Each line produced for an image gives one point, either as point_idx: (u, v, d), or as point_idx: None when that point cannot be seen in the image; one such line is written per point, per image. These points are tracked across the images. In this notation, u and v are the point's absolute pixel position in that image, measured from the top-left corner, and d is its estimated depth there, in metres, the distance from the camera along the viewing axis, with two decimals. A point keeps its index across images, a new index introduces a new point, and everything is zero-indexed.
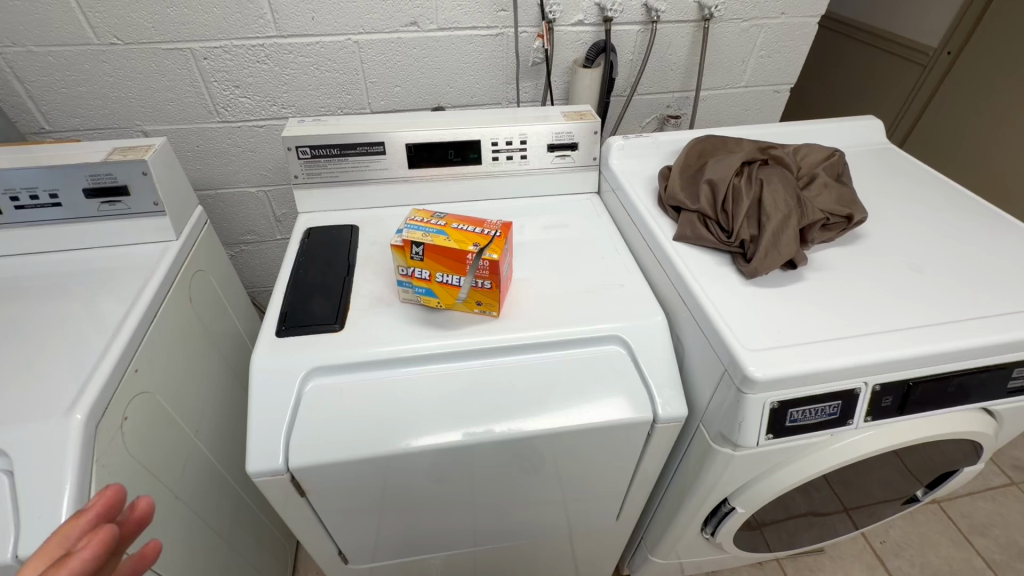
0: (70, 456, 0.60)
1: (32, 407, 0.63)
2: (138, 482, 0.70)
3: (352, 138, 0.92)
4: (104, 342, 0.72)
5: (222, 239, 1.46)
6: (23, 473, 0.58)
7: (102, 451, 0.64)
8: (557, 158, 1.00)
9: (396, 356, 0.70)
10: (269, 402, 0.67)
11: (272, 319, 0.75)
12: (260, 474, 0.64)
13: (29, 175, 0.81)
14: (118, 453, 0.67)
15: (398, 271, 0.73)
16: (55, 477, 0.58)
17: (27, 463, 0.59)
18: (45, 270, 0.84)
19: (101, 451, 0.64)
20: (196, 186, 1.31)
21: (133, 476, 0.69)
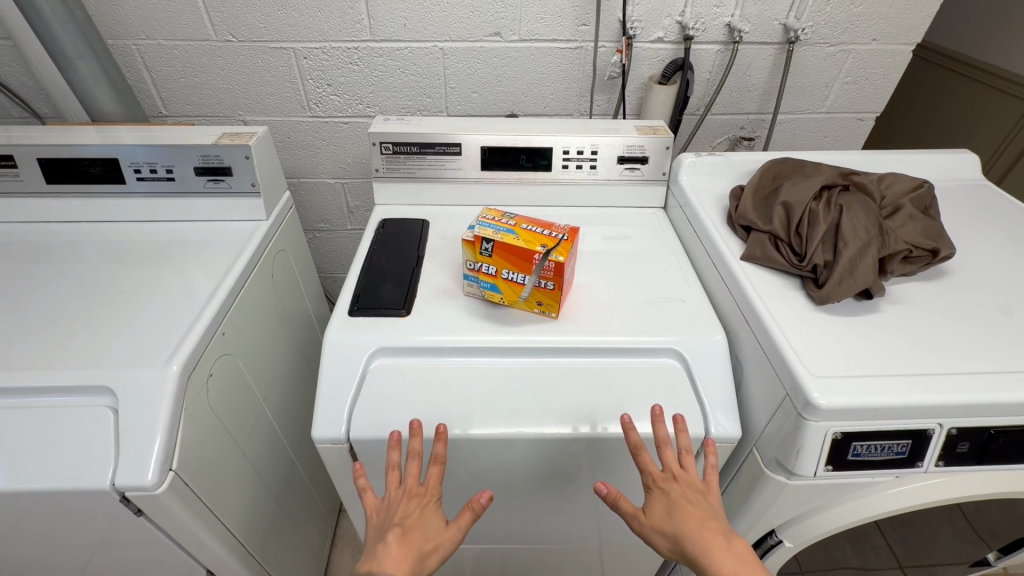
0: (165, 401, 0.67)
1: (138, 354, 0.71)
2: (216, 436, 0.76)
3: (432, 138, 0.98)
4: (200, 305, 0.80)
5: None
6: (127, 411, 0.66)
7: (191, 401, 0.71)
8: (626, 171, 1.01)
9: (456, 345, 0.74)
10: (337, 375, 0.72)
11: (345, 299, 0.80)
12: (323, 440, 0.68)
13: (152, 151, 0.91)
14: (203, 406, 0.74)
15: (466, 265, 0.77)
16: (151, 418, 0.65)
17: (132, 402, 0.66)
18: (154, 237, 0.94)
19: (190, 401, 0.71)
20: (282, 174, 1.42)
21: (212, 429, 0.76)
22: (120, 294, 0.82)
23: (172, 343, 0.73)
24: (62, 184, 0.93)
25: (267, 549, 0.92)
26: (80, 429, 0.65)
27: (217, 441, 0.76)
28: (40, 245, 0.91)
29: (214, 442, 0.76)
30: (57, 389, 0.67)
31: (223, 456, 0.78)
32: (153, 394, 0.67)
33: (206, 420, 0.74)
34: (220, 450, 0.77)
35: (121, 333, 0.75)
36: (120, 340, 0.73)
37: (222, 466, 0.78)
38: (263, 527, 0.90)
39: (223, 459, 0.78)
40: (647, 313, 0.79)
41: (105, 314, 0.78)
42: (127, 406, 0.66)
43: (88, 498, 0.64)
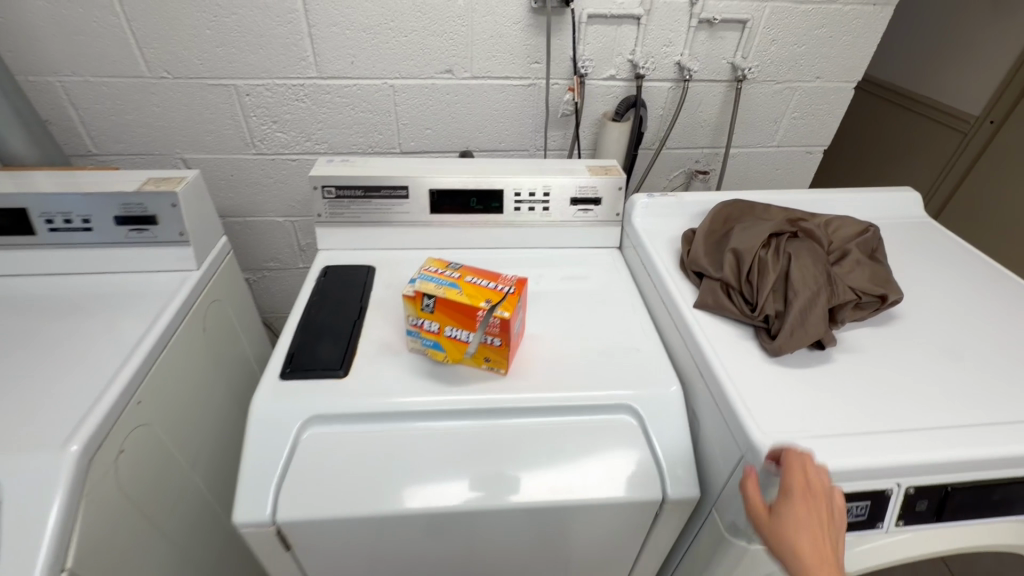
0: (58, 491, 0.59)
1: (32, 434, 0.63)
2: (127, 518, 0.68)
3: (377, 181, 0.93)
4: (112, 371, 0.72)
5: (245, 265, 1.49)
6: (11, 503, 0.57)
7: (94, 484, 0.63)
8: (579, 212, 0.99)
9: (397, 410, 0.68)
10: (264, 448, 0.65)
11: (277, 360, 0.74)
12: (246, 525, 0.61)
13: (65, 200, 0.84)
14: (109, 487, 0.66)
15: (408, 320, 0.72)
16: (40, 513, 0.57)
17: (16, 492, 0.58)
18: (68, 292, 0.85)
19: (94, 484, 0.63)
20: (226, 213, 1.35)
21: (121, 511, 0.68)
22: (18, 358, 0.73)
23: (73, 417, 0.65)
24: None
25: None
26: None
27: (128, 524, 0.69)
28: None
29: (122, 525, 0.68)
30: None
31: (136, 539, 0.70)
32: (45, 481, 0.59)
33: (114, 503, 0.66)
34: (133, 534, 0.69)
35: (13, 405, 0.66)
36: (11, 415, 0.65)
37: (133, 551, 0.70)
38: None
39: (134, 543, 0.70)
40: (602, 364, 0.76)
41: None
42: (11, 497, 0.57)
43: None
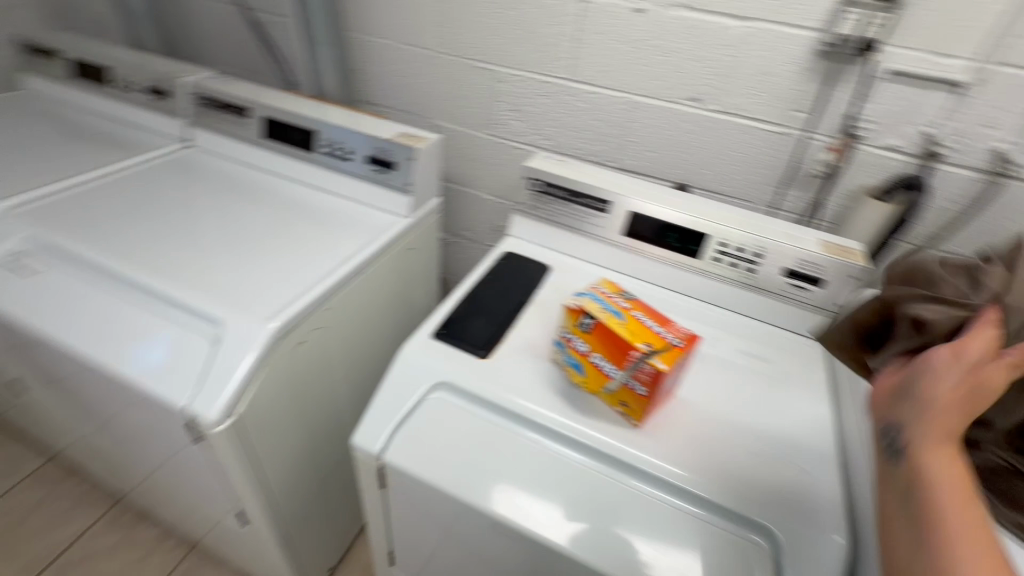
0: (251, 354, 0.72)
1: (254, 302, 0.78)
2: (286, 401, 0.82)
3: (582, 189, 0.94)
4: (320, 277, 0.86)
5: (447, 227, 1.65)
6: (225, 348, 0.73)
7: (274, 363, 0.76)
8: (790, 287, 0.85)
9: (517, 411, 0.67)
10: (397, 390, 0.71)
11: (436, 320, 0.79)
12: (360, 447, 0.68)
13: (342, 133, 1.02)
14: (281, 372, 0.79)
15: (561, 331, 0.71)
16: (236, 364, 0.71)
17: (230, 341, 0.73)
18: (318, 204, 1.04)
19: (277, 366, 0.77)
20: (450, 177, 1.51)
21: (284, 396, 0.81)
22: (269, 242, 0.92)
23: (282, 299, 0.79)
24: (273, 141, 1.10)
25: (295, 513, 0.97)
26: (187, 346, 0.73)
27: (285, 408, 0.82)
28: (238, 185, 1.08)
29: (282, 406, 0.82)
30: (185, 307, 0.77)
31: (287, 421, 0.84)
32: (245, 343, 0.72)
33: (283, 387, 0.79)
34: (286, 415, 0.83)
35: (253, 276, 0.83)
36: (247, 282, 0.82)
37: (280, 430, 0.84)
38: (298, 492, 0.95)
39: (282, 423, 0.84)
40: (752, 465, 0.63)
41: (250, 255, 0.88)
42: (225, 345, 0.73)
43: (170, 410, 0.72)
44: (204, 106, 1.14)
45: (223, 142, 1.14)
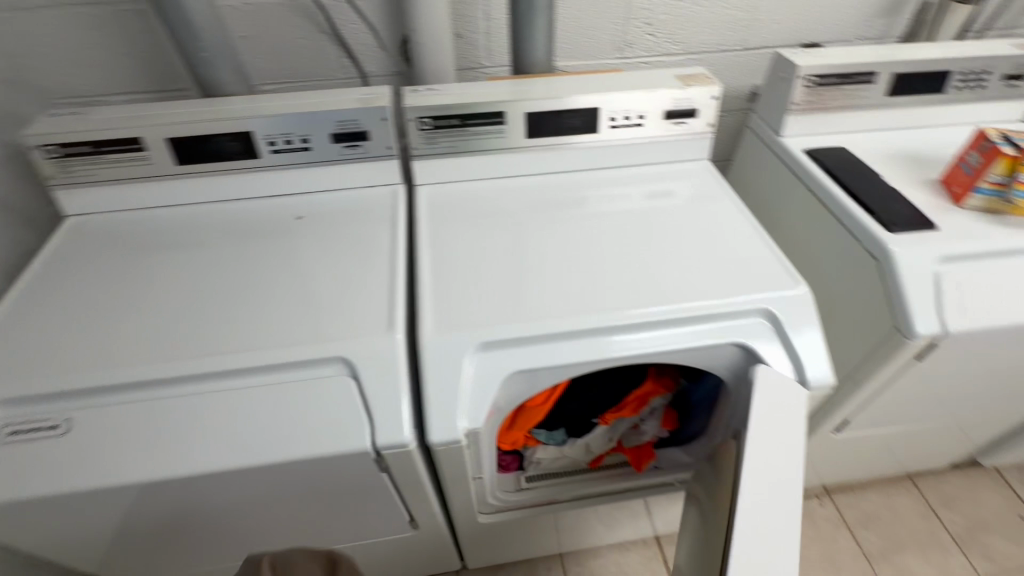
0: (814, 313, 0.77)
1: (758, 278, 0.80)
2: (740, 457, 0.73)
3: (854, 69, 1.03)
4: (751, 237, 0.88)
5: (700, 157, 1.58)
6: (780, 408, 0.67)
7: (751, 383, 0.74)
8: (1007, 87, 1.09)
9: (997, 250, 0.85)
10: (917, 279, 0.82)
11: (868, 220, 0.89)
12: (919, 333, 0.80)
13: (634, 98, 0.94)
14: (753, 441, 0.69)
15: (989, 180, 0.87)
16: (811, 327, 0.76)
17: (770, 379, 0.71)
18: (625, 183, 1.00)
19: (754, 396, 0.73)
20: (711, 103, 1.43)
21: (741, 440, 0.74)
22: (660, 233, 0.89)
23: (771, 265, 0.83)
24: (539, 138, 0.95)
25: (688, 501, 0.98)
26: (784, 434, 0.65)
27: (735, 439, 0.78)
28: (535, 200, 0.96)
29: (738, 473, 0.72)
30: (721, 311, 0.76)
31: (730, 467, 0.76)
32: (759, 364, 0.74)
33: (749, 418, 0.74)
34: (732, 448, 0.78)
35: (714, 261, 0.83)
36: (723, 270, 0.82)
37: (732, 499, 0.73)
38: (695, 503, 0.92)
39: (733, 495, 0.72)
40: None
41: (670, 250, 0.86)
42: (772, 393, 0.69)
43: None
44: (428, 130, 0.91)
45: (472, 162, 0.96)
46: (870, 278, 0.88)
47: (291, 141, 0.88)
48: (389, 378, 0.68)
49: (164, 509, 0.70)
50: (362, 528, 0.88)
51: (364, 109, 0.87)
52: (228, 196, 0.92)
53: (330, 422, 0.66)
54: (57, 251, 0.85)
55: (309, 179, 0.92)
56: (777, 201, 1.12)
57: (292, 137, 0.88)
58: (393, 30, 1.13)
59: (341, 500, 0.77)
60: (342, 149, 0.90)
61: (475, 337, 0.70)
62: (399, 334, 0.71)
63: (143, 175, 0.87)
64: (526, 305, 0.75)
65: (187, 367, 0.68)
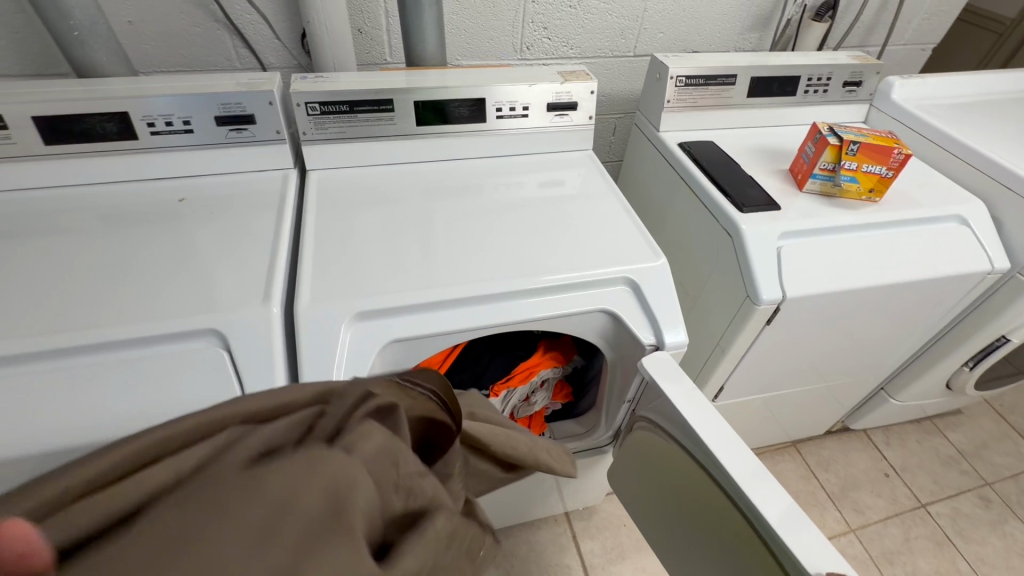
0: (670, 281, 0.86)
1: (623, 251, 0.89)
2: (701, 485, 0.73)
3: (716, 71, 1.15)
4: (623, 218, 0.97)
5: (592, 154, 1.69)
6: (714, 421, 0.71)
7: (679, 419, 0.75)
8: (846, 92, 1.26)
9: (828, 227, 0.98)
10: (762, 252, 0.94)
11: (725, 202, 1.00)
12: (764, 299, 0.91)
13: (517, 90, 1.01)
14: (720, 479, 0.69)
15: (822, 166, 1.01)
16: (667, 293, 0.85)
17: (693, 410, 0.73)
18: (515, 170, 1.06)
19: (689, 431, 0.73)
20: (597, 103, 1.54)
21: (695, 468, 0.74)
22: (544, 215, 0.96)
23: (637, 240, 0.92)
24: (430, 126, 1.01)
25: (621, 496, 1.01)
26: (741, 458, 0.67)
27: (680, 463, 0.78)
28: (428, 185, 1.00)
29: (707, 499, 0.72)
30: (589, 282, 0.83)
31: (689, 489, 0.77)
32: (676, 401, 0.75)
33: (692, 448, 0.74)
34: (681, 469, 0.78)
35: (587, 238, 0.91)
36: (594, 246, 0.89)
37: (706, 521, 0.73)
38: (641, 506, 0.93)
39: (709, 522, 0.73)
40: (920, 191, 1.08)
41: (550, 229, 0.93)
42: (705, 425, 0.71)
43: (632, 350, 0.85)
44: (317, 115, 0.94)
45: (363, 147, 0.99)
46: (725, 253, 0.99)
47: (172, 123, 0.88)
48: (262, 348, 0.69)
49: None
50: None
51: (249, 93, 0.89)
52: (104, 178, 0.90)
53: (198, 393, 0.66)
54: None
55: (193, 162, 0.92)
56: (659, 190, 1.23)
57: (172, 119, 0.88)
58: (290, 22, 1.15)
59: None
60: (227, 133, 0.91)
61: (352, 306, 0.74)
62: (275, 307, 0.72)
63: (7, 154, 0.84)
64: (407, 278, 0.79)
65: (39, 342, 0.65)
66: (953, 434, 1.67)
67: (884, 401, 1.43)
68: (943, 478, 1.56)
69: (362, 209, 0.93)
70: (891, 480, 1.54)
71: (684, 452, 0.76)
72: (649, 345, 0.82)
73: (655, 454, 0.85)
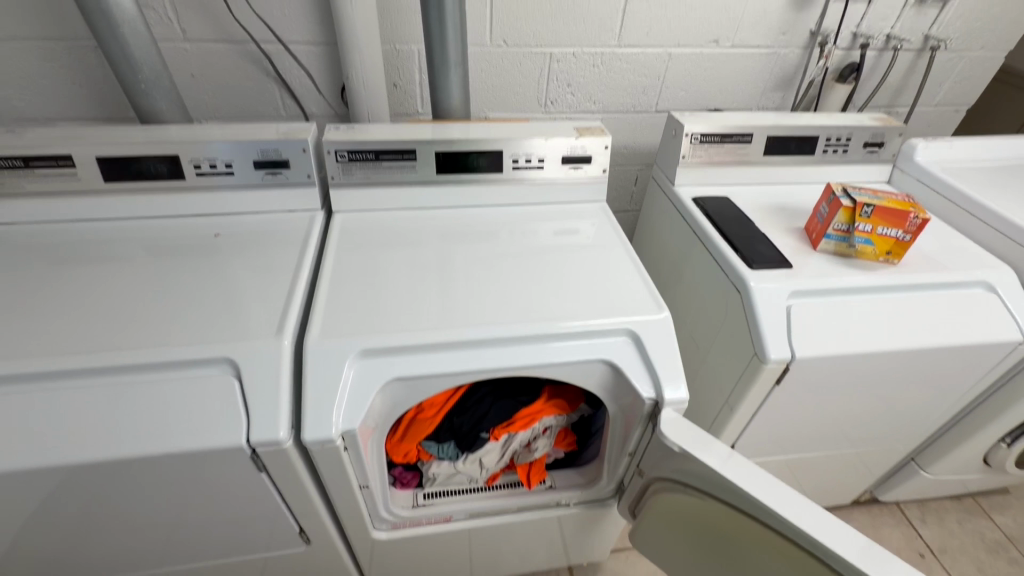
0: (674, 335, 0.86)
1: (629, 301, 0.90)
2: (794, 562, 0.69)
3: (732, 130, 1.18)
4: (632, 268, 0.99)
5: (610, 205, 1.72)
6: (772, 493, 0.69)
7: (758, 503, 0.69)
8: (867, 153, 1.25)
9: (843, 288, 0.97)
10: (771, 310, 0.93)
11: (735, 258, 1.00)
12: (772, 359, 0.90)
13: (534, 143, 1.06)
14: (827, 560, 0.65)
15: (834, 227, 1.00)
16: (670, 347, 0.85)
17: (773, 495, 0.69)
18: (528, 218, 1.10)
19: (775, 516, 0.68)
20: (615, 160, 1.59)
21: (787, 548, 0.69)
22: (553, 263, 0.99)
23: (644, 291, 0.93)
24: (449, 173, 1.07)
25: (658, 558, 0.96)
26: (849, 539, 0.64)
27: (755, 539, 0.73)
28: (444, 230, 1.04)
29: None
30: (589, 333, 0.84)
31: (773, 562, 0.72)
32: (758, 493, 0.69)
33: (777, 528, 0.70)
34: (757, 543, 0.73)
35: (593, 287, 0.93)
36: (599, 295, 0.91)
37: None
38: (691, 564, 0.88)
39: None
40: (945, 255, 1.05)
41: (557, 276, 0.95)
42: (795, 511, 0.67)
43: (632, 403, 0.85)
44: (345, 162, 1.01)
45: (386, 192, 1.06)
46: (735, 310, 0.98)
47: (215, 165, 0.97)
48: (271, 379, 0.73)
49: (39, 501, 0.72)
50: (248, 540, 0.89)
51: (286, 140, 0.97)
52: (152, 212, 0.99)
53: (207, 418, 0.70)
54: None
55: (232, 200, 1.00)
56: (674, 242, 1.24)
57: (216, 162, 0.97)
58: (332, 77, 1.25)
59: (222, 502, 0.79)
60: (263, 175, 0.99)
61: (356, 343, 0.77)
62: (286, 341, 0.76)
63: (72, 189, 0.95)
64: (413, 318, 0.82)
65: (75, 361, 0.71)
66: (998, 515, 1.53)
67: (916, 473, 1.34)
68: (987, 564, 1.42)
69: (379, 250, 0.98)
70: (926, 562, 1.42)
71: (760, 531, 0.72)
72: (648, 401, 0.82)
73: (710, 522, 0.79)
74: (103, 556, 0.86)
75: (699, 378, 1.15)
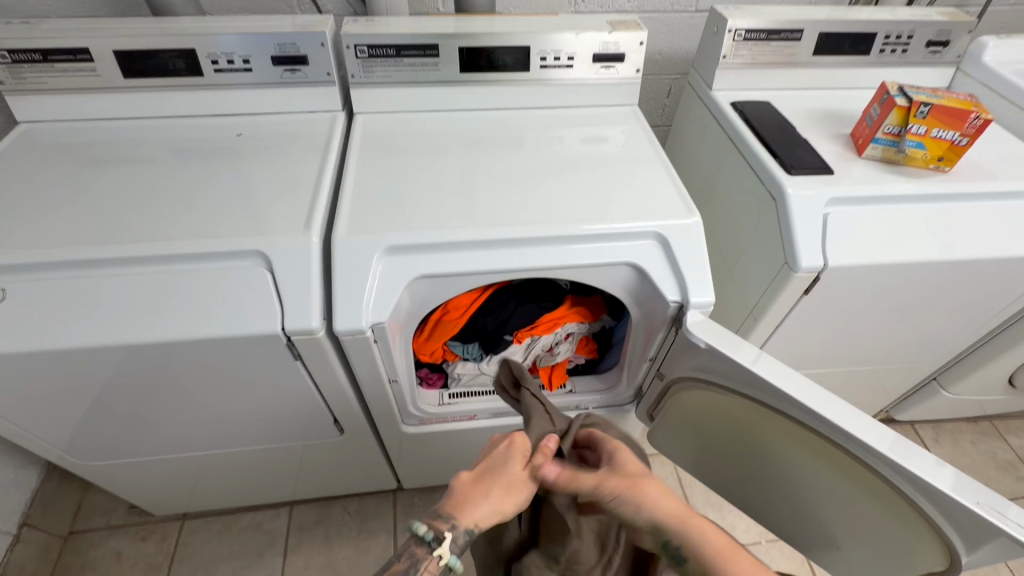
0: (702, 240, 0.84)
1: (658, 205, 0.88)
2: (821, 450, 0.71)
3: (782, 25, 1.07)
4: (662, 173, 0.95)
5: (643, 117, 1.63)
6: (807, 394, 0.68)
7: (787, 399, 0.70)
8: (930, 53, 1.14)
9: (887, 196, 0.92)
10: (807, 217, 0.89)
11: (773, 164, 0.96)
12: (804, 268, 0.88)
13: (563, 38, 1.00)
14: (851, 448, 0.67)
15: (882, 129, 0.94)
16: (697, 251, 0.83)
17: (805, 391, 0.69)
18: (555, 122, 1.06)
19: (805, 409, 0.69)
20: (648, 66, 1.49)
21: (813, 437, 0.71)
22: (578, 168, 0.96)
23: (674, 195, 0.90)
24: (472, 73, 1.01)
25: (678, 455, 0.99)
26: (881, 431, 0.65)
27: (786, 431, 0.74)
28: (469, 135, 1.01)
29: (831, 461, 0.71)
30: (616, 235, 0.83)
31: (806, 455, 0.74)
32: (788, 388, 0.69)
33: (801, 419, 0.71)
34: (792, 440, 0.74)
35: (622, 192, 0.91)
36: (627, 199, 0.89)
37: (831, 481, 0.74)
38: (715, 458, 0.91)
39: (837, 483, 0.73)
40: (1004, 164, 0.98)
41: (585, 181, 0.93)
42: (827, 405, 0.67)
43: (656, 306, 0.85)
44: (364, 58, 0.97)
45: (408, 92, 1.02)
46: (768, 219, 0.95)
47: (233, 61, 0.94)
48: (301, 271, 0.75)
49: (95, 381, 0.77)
50: (289, 427, 0.96)
51: (302, 33, 0.93)
52: (174, 112, 0.98)
53: (244, 308, 0.73)
54: (4, 152, 0.90)
55: (252, 100, 0.98)
56: (708, 152, 1.18)
57: (233, 57, 0.94)
58: None
59: (262, 389, 0.84)
60: (282, 73, 0.96)
61: (383, 239, 0.78)
62: (314, 236, 0.77)
63: (91, 86, 0.93)
64: (440, 219, 0.82)
65: (116, 252, 0.74)
66: (1015, 438, 1.54)
67: (937, 393, 1.34)
68: (996, 481, 1.45)
69: (403, 154, 0.96)
70: None
71: (790, 423, 0.73)
72: (670, 304, 0.82)
73: (734, 418, 0.81)
74: (157, 436, 0.93)
75: (723, 291, 1.15)
